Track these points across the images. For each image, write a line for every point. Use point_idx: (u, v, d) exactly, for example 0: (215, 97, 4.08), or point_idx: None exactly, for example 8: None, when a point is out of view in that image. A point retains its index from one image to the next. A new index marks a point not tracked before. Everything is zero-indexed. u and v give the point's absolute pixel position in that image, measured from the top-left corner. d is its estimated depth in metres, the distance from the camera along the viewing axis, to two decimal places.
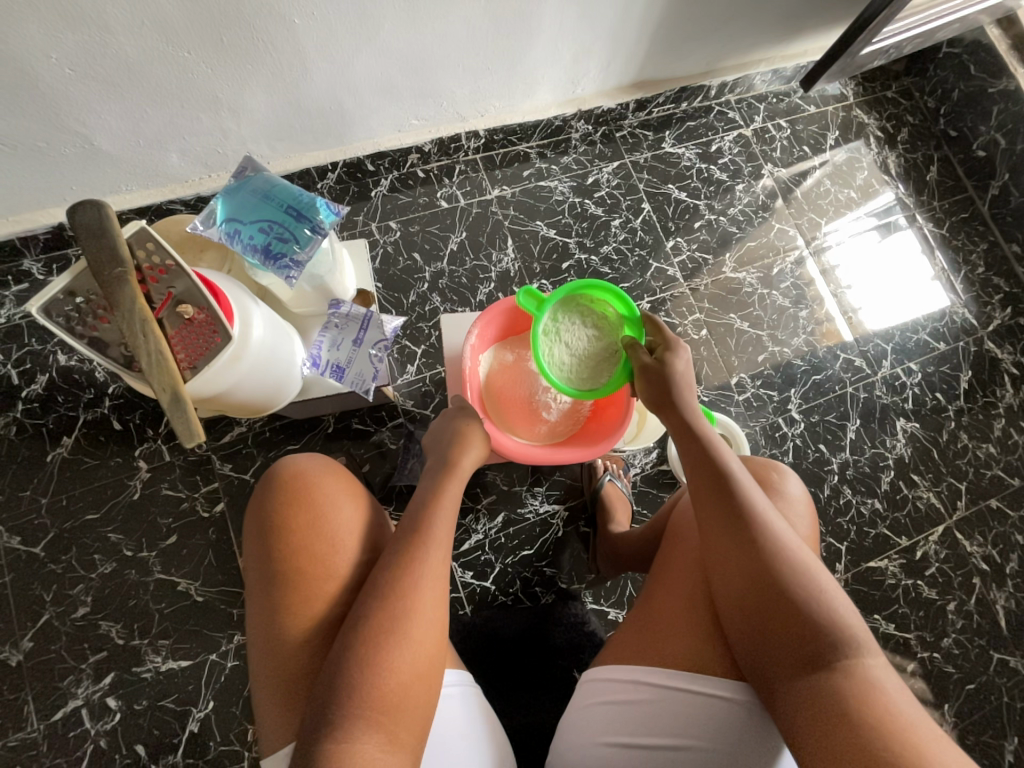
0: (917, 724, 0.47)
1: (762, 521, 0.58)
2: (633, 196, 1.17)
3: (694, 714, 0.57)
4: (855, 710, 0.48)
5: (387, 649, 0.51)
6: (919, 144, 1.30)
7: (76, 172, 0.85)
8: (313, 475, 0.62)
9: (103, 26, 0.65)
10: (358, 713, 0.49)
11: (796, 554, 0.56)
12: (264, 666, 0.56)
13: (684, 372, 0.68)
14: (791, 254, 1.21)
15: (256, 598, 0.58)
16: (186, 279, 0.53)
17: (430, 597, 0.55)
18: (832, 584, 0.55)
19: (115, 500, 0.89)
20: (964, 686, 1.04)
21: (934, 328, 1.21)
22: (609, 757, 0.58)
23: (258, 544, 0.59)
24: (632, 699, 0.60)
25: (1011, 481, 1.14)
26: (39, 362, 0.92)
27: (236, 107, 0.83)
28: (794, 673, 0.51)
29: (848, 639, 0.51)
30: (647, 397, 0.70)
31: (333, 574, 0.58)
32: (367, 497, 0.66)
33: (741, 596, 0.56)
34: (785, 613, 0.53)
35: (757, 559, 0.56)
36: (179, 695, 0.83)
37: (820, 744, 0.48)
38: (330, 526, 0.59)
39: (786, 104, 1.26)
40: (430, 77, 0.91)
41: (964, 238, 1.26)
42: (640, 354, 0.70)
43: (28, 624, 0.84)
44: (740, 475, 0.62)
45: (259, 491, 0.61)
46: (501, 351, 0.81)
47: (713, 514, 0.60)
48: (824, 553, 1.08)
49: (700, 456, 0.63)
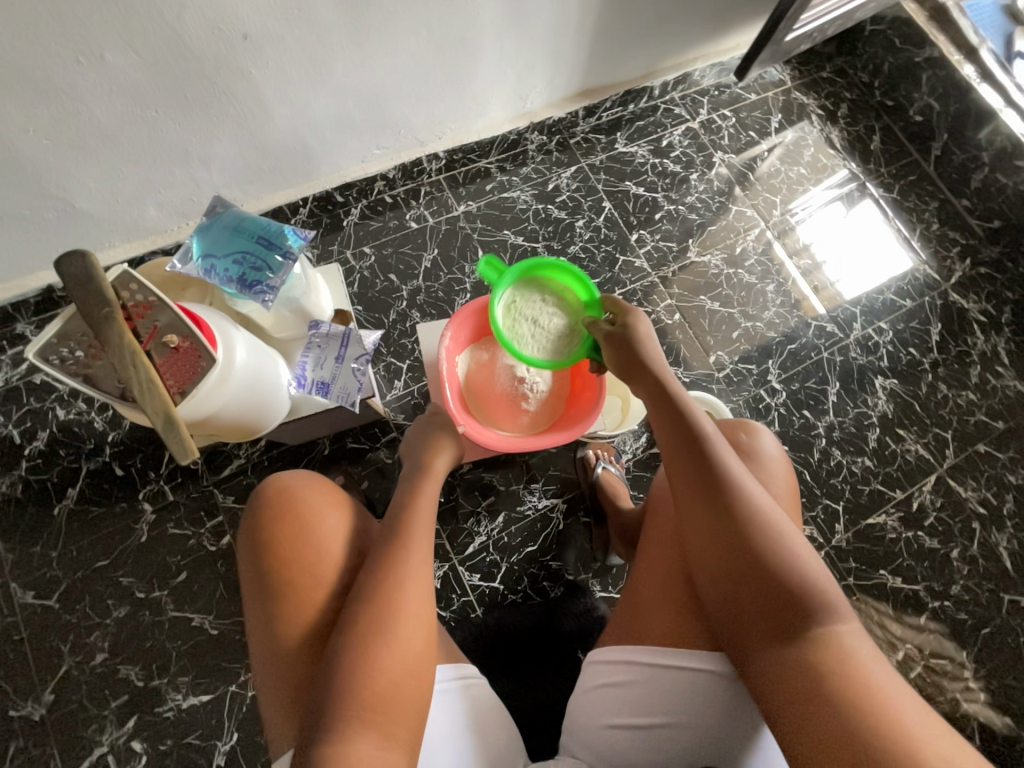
0: (879, 674, 0.50)
1: (734, 486, 0.59)
2: (593, 197, 1.22)
3: (688, 690, 0.59)
4: (820, 669, 0.50)
5: (375, 648, 0.53)
6: (860, 117, 1.36)
7: (61, 235, 0.89)
8: (296, 488, 0.64)
9: (76, 97, 0.71)
10: (351, 712, 0.50)
11: (771, 518, 0.58)
12: (265, 678, 0.58)
13: (648, 336, 0.71)
14: (751, 233, 1.26)
15: (252, 615, 0.60)
16: (169, 313, 0.57)
17: (416, 596, 0.57)
18: (805, 545, 0.57)
19: (124, 545, 0.91)
20: (979, 632, 1.05)
21: (899, 287, 1.25)
22: (614, 739, 0.60)
23: (250, 562, 0.61)
24: (628, 680, 0.61)
25: (996, 424, 1.17)
26: (39, 419, 0.95)
27: (206, 156, 0.88)
28: (770, 636, 0.53)
29: (818, 598, 0.54)
30: (615, 365, 0.72)
31: (323, 582, 0.60)
32: (353, 505, 0.68)
33: (718, 561, 0.57)
34: (761, 577, 0.55)
35: (733, 525, 0.57)
36: (204, 730, 0.84)
37: (791, 704, 0.50)
38: (317, 536, 0.62)
39: (728, 95, 1.32)
40: (386, 109, 0.97)
41: (916, 199, 1.32)
42: (601, 326, 0.72)
43: (47, 676, 0.85)
44: (715, 440, 0.63)
45: (248, 510, 0.64)
46: (476, 350, 0.85)
47: (685, 485, 0.62)
48: (824, 516, 1.10)
49: (673, 426, 0.65)
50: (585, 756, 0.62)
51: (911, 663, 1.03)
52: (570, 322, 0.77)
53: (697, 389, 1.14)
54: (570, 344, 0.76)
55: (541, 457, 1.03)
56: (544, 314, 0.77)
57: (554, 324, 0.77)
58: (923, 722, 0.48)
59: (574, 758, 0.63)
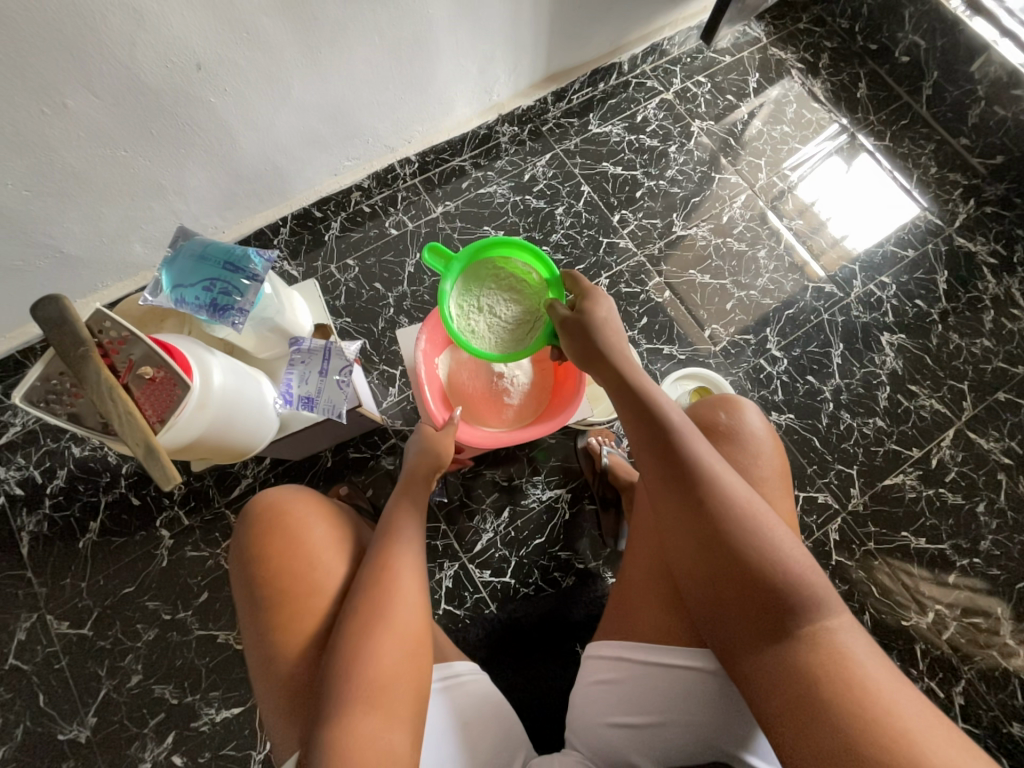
0: (856, 650, 0.50)
1: (706, 476, 0.58)
2: (571, 182, 1.20)
3: (681, 691, 0.60)
4: (800, 653, 0.50)
5: (372, 645, 0.55)
6: (843, 65, 1.30)
7: (55, 279, 0.93)
8: (284, 501, 0.66)
9: (48, 146, 0.74)
10: (352, 706, 0.52)
11: (740, 499, 0.57)
12: (266, 690, 0.59)
13: (607, 319, 0.71)
14: (738, 199, 1.23)
15: (250, 629, 0.62)
16: (143, 345, 0.60)
17: (409, 592, 0.60)
18: (778, 525, 0.56)
19: (147, 571, 0.95)
20: (1014, 586, 1.01)
21: (900, 237, 1.20)
22: (613, 737, 0.61)
23: (243, 579, 0.63)
24: (621, 678, 0.63)
25: (1015, 370, 1.12)
26: (57, 458, 0.99)
27: (180, 188, 0.90)
28: (747, 617, 0.53)
29: (793, 578, 0.53)
30: (576, 354, 0.72)
31: (315, 592, 0.62)
32: (341, 515, 0.70)
33: (696, 555, 0.57)
34: (732, 560, 0.54)
35: (700, 512, 0.57)
36: (238, 740, 0.87)
37: (771, 679, 0.51)
38: (307, 546, 0.64)
39: (701, 61, 1.28)
40: (351, 119, 0.98)
41: (910, 144, 1.26)
42: (559, 311, 0.73)
43: (89, 700, 0.89)
44: (681, 426, 0.62)
45: (239, 528, 0.65)
46: (455, 351, 0.88)
47: (655, 473, 0.61)
48: (838, 481, 1.07)
49: (638, 412, 0.65)
50: (587, 752, 0.64)
51: (944, 624, 0.99)
52: (482, 325, 0.78)
53: (694, 365, 1.12)
54: (464, 308, 0.78)
55: (542, 449, 1.03)
56: (499, 315, 0.78)
57: (493, 317, 0.78)
58: (905, 697, 0.48)
59: (577, 751, 0.65)
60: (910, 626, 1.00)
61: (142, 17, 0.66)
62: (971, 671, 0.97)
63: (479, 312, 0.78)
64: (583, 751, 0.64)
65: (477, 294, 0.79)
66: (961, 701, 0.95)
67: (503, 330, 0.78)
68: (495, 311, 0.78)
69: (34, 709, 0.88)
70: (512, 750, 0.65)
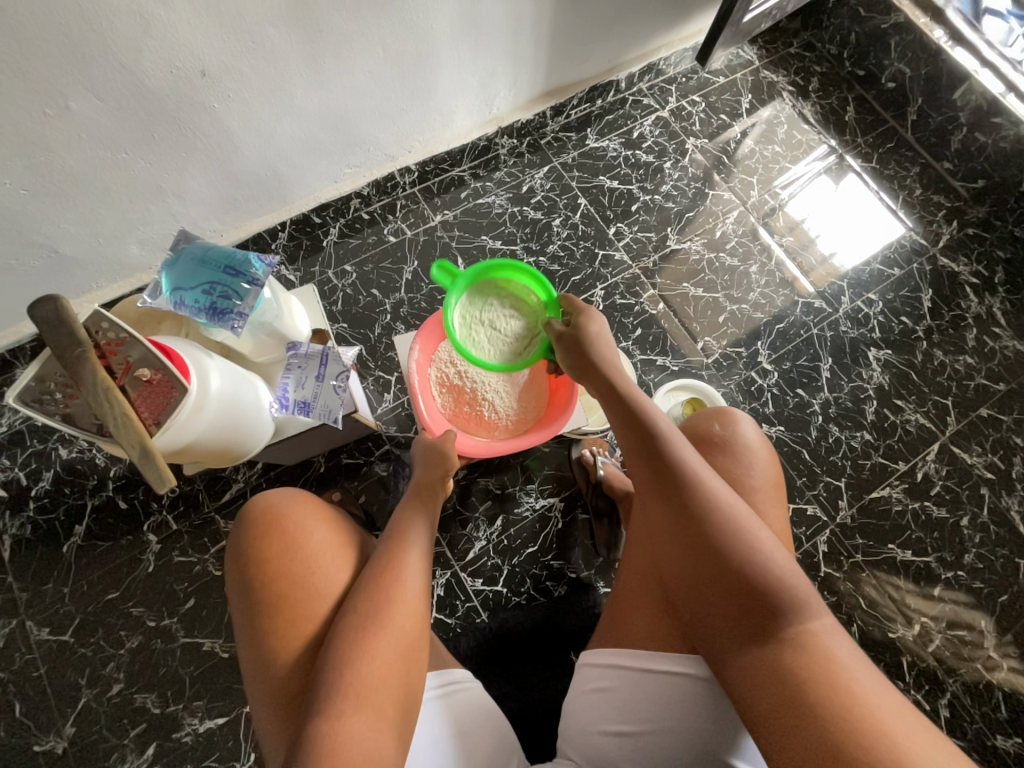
0: (841, 656, 0.50)
1: (694, 481, 0.60)
2: (568, 195, 1.22)
3: (675, 698, 0.60)
4: (785, 654, 0.51)
5: (361, 649, 0.54)
6: (832, 90, 1.34)
7: (49, 278, 0.92)
8: (282, 504, 0.66)
9: (48, 147, 0.74)
10: (348, 703, 0.51)
11: (728, 506, 0.58)
12: (262, 691, 0.59)
13: (599, 332, 0.72)
14: (730, 215, 1.25)
15: (246, 631, 0.61)
16: (141, 347, 0.60)
17: (408, 590, 0.60)
18: (766, 532, 0.57)
19: (132, 576, 0.93)
20: (997, 599, 1.03)
21: (886, 256, 1.24)
22: (607, 745, 0.61)
23: (239, 583, 0.62)
24: (617, 684, 0.63)
25: (997, 386, 1.15)
26: (43, 460, 0.97)
27: (181, 192, 0.91)
28: (735, 620, 0.54)
29: (777, 582, 0.54)
30: (570, 364, 0.73)
31: (315, 592, 0.62)
32: (338, 520, 0.70)
33: (681, 558, 0.58)
34: (717, 564, 0.55)
35: (684, 517, 0.58)
36: (221, 752, 0.86)
37: (748, 677, 0.51)
38: (305, 548, 0.63)
39: (696, 81, 1.32)
40: (353, 128, 0.99)
41: (896, 166, 1.30)
42: (554, 328, 0.75)
43: (68, 710, 0.87)
44: (670, 433, 0.64)
45: (235, 529, 0.65)
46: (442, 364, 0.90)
47: (645, 480, 0.63)
48: (826, 493, 1.08)
49: (632, 420, 0.66)
50: (581, 760, 0.64)
51: (929, 637, 1.01)
52: (480, 339, 0.79)
53: (687, 376, 1.14)
54: (467, 320, 0.80)
55: (536, 458, 1.03)
56: (501, 332, 0.80)
57: (495, 334, 0.80)
58: (886, 699, 0.48)
59: (571, 762, 0.65)
60: (895, 639, 1.01)
61: (149, 24, 0.67)
62: (956, 683, 0.98)
63: (481, 326, 0.80)
64: (578, 760, 0.64)
65: (482, 310, 0.81)
66: (946, 713, 0.96)
67: (503, 342, 0.80)
68: (497, 329, 0.80)
69: (9, 719, 0.86)
70: (507, 756, 0.64)
